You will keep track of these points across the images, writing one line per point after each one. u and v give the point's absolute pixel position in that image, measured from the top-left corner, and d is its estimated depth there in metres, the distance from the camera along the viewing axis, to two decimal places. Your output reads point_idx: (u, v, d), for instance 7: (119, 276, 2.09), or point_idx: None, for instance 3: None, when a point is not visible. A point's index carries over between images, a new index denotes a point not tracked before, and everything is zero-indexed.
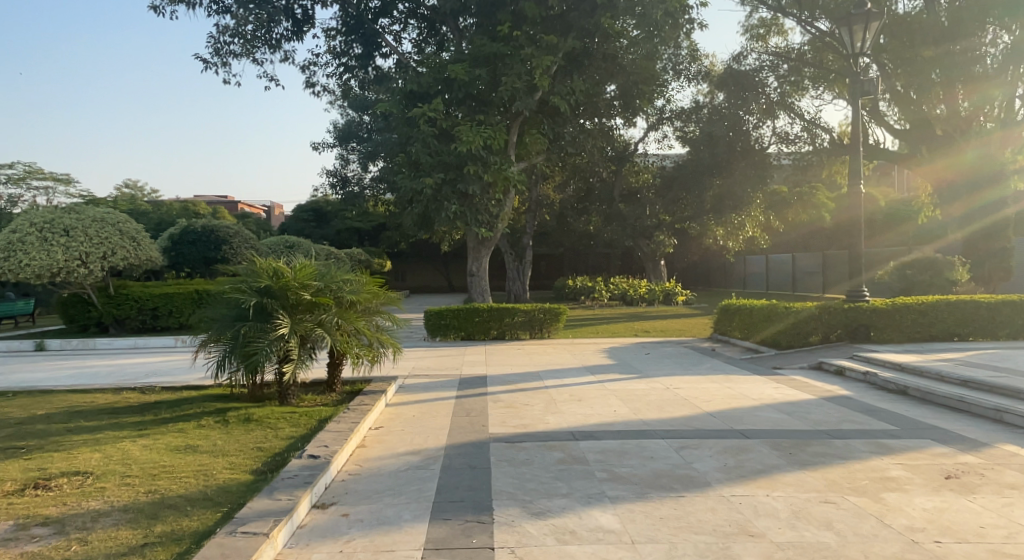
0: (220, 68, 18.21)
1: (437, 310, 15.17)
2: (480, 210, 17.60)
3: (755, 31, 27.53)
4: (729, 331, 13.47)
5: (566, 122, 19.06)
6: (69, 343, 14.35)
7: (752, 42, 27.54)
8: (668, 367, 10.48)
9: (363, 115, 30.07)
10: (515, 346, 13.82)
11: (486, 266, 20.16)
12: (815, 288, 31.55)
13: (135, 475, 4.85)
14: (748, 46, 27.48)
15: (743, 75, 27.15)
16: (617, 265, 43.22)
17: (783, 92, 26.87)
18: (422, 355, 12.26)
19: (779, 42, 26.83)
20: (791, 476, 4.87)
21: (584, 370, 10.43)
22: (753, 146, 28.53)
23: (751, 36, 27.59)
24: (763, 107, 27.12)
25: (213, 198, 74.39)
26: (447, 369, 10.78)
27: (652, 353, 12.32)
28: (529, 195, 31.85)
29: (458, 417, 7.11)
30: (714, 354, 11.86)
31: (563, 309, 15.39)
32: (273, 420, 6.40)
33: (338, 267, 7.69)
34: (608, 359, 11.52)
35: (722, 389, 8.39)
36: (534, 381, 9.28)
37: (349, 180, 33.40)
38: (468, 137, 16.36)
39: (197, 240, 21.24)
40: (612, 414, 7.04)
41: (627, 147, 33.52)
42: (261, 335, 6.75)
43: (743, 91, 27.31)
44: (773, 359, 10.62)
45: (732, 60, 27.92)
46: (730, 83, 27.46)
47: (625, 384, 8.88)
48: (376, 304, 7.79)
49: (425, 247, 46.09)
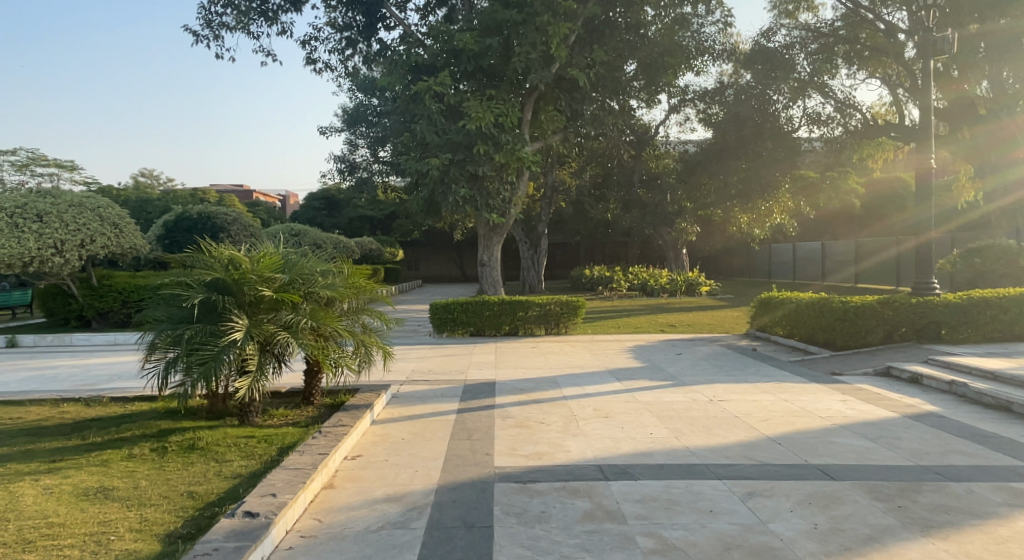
0: (211, 41, 16.92)
1: (443, 302, 13.80)
2: (491, 195, 16.14)
3: (784, 7, 25.68)
4: (771, 328, 12.02)
5: (586, 97, 17.60)
6: (44, 338, 13.17)
7: (781, 18, 25.69)
8: (706, 371, 9.04)
9: (372, 97, 28.74)
10: (529, 343, 12.46)
11: (498, 255, 18.72)
12: (846, 277, 29.95)
13: (4, 542, 3.54)
14: (777, 22, 25.65)
15: (772, 53, 25.19)
16: (636, 254, 41.75)
17: (814, 70, 24.73)
18: (425, 355, 10.91)
19: (811, 17, 25.08)
20: (914, 550, 3.47)
21: (608, 375, 9.02)
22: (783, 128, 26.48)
23: (780, 12, 25.71)
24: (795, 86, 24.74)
25: (227, 187, 73.78)
26: (451, 371, 9.41)
27: (684, 352, 10.87)
28: (544, 180, 30.43)
29: (457, 440, 5.75)
30: (758, 355, 10.41)
31: (583, 302, 13.93)
32: (221, 450, 5.05)
33: (312, 258, 6.37)
34: (634, 360, 10.10)
35: (780, 403, 6.95)
36: (552, 390, 7.91)
37: (358, 165, 32.16)
38: (478, 112, 15.01)
39: (192, 227, 20.12)
40: (649, 439, 5.62)
41: (648, 131, 31.99)
42: (211, 340, 5.40)
43: (773, 70, 25.23)
44: (828, 362, 9.23)
45: (760, 36, 26.00)
46: (759, 61, 25.50)
47: (661, 394, 7.46)
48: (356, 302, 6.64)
49: (438, 235, 44.86)
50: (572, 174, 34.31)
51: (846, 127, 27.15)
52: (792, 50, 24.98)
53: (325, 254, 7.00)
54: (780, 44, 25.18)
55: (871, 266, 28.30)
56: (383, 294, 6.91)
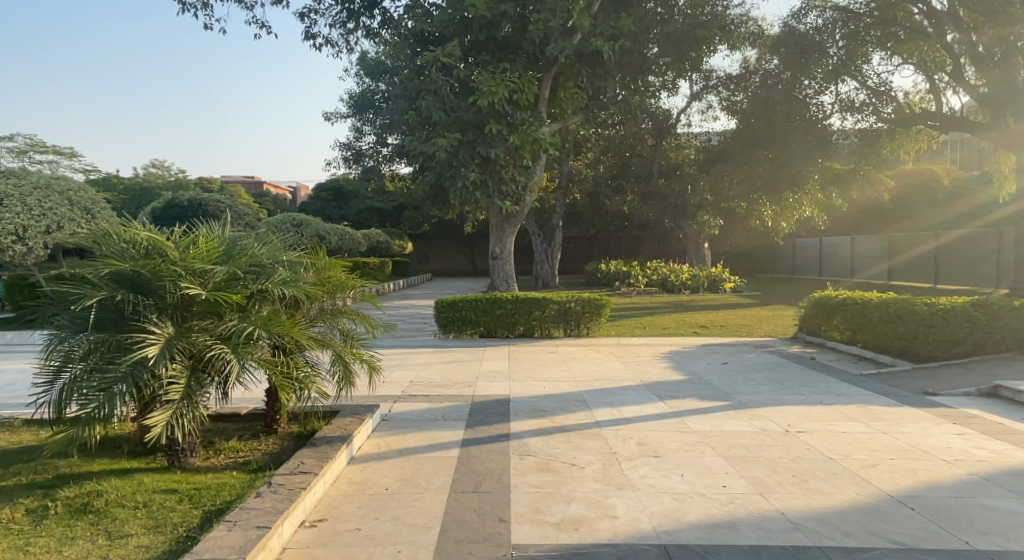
0: (200, 10, 15.40)
1: (449, 300, 12.29)
2: (504, 180, 14.57)
3: None
4: (834, 333, 10.69)
5: (609, 75, 16.00)
6: (2, 337, 11.73)
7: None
8: (765, 387, 7.47)
9: (380, 81, 27.25)
10: (548, 347, 10.93)
11: (510, 248, 17.16)
12: (878, 274, 28.32)
13: None
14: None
15: (801, 38, 22.64)
16: (654, 249, 40.18)
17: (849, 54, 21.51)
18: (426, 363, 9.37)
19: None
20: None
21: (645, 391, 7.45)
22: (814, 116, 23.97)
23: None
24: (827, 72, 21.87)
25: (237, 178, 72.86)
26: (456, 385, 7.86)
27: (730, 362, 9.28)
28: (560, 170, 28.81)
29: (462, 493, 4.21)
30: (819, 367, 8.84)
31: (607, 301, 12.36)
32: (123, 516, 3.54)
33: (269, 244, 4.80)
34: (672, 371, 8.53)
35: (880, 438, 5.39)
36: (582, 413, 6.36)
37: (364, 153, 30.59)
38: (490, 86, 13.44)
39: (181, 215, 18.93)
40: (724, 498, 4.07)
41: (668, 119, 30.21)
42: (118, 358, 3.87)
43: (805, 56, 22.70)
44: (912, 378, 7.75)
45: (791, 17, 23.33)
46: (788, 46, 22.78)
47: (722, 423, 5.89)
48: (324, 303, 5.17)
49: (448, 228, 43.48)
50: (588, 164, 32.70)
51: (884, 115, 24.99)
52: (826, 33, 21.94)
53: (290, 242, 5.46)
54: (813, 26, 22.41)
55: (907, 262, 26.66)
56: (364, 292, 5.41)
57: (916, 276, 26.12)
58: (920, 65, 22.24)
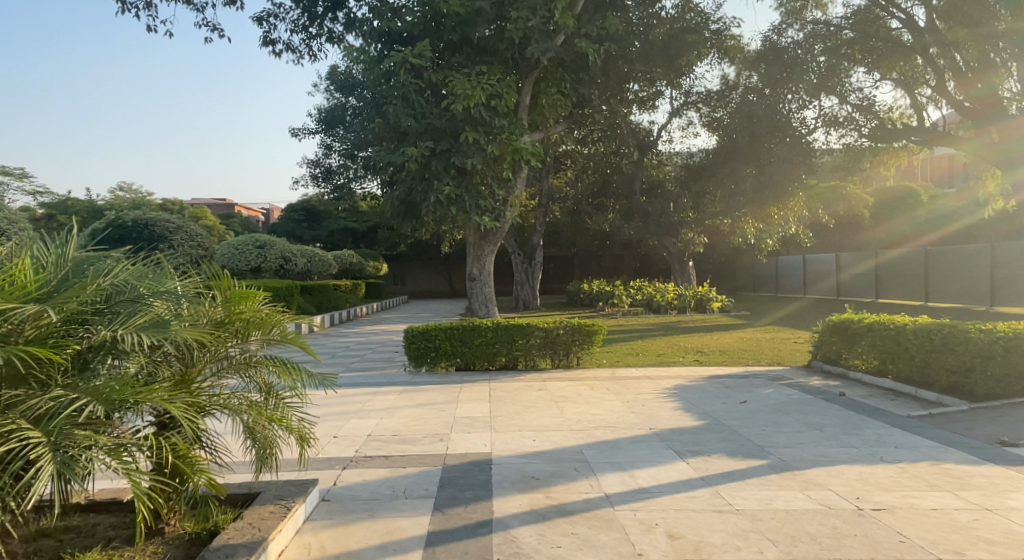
0: (139, 9, 13.81)
1: (421, 328, 10.82)
2: (482, 193, 13.18)
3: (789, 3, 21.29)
4: (858, 362, 9.48)
5: (593, 81, 14.80)
6: None
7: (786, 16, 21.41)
8: (805, 438, 6.09)
9: (350, 96, 25.79)
10: (533, 383, 9.49)
11: (490, 268, 15.75)
12: (864, 290, 27.37)
13: None
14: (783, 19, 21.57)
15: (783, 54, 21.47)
16: (635, 268, 39.08)
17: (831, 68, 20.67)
18: (391, 407, 7.89)
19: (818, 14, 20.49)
20: None
21: (660, 445, 6.05)
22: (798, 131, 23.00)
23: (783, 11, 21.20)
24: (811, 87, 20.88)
25: (207, 200, 70.82)
26: (425, 440, 6.38)
27: (749, 400, 7.91)
28: (539, 187, 27.51)
29: None
30: (853, 406, 7.54)
31: (599, 327, 10.97)
32: None
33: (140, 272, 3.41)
34: (686, 414, 7.15)
35: (989, 522, 4.05)
36: (587, 483, 4.94)
37: (333, 171, 29.01)
38: (465, 90, 12.10)
39: (122, 236, 18.04)
40: None
41: (648, 136, 29.15)
42: None
43: (782, 72, 21.48)
44: (972, 422, 6.49)
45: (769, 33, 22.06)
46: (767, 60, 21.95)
47: (771, 499, 4.49)
48: (225, 351, 3.79)
49: (423, 248, 42.04)
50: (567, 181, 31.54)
51: (864, 130, 24.15)
52: (808, 46, 20.98)
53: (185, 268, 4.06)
54: (793, 41, 21.34)
55: (894, 278, 25.62)
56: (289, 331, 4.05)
57: (904, 293, 25.14)
58: (902, 81, 21.39)
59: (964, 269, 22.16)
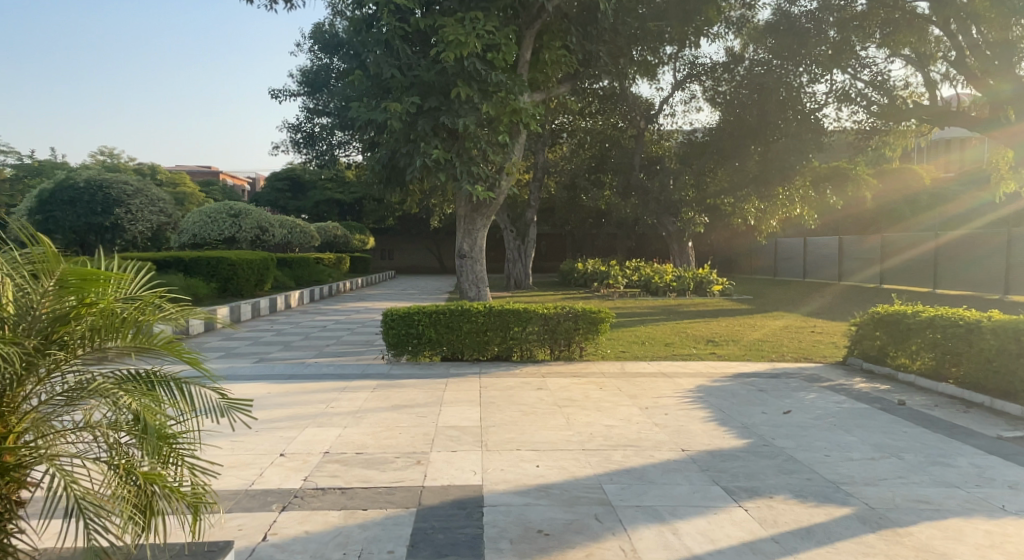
0: None
1: (401, 311, 9.37)
2: (475, 160, 11.63)
3: None
4: (911, 362, 8.13)
5: (601, 36, 13.29)
6: None
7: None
8: (887, 471, 4.73)
9: (334, 56, 24.06)
10: (530, 379, 8.10)
11: (482, 245, 14.25)
12: (870, 277, 25.98)
13: None
14: None
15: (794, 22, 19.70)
16: (630, 247, 37.67)
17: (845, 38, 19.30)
18: (361, 410, 6.48)
19: None
20: None
21: (700, 475, 4.69)
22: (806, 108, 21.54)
23: None
24: (825, 56, 19.48)
25: (193, 167, 68.44)
26: (398, 461, 5.00)
27: (793, 410, 6.53)
28: (533, 160, 25.88)
29: None
30: (925, 420, 6.18)
31: (607, 314, 9.54)
32: None
33: None
34: (723, 429, 5.78)
35: None
36: (614, 544, 3.56)
37: (315, 136, 27.32)
38: (456, 37, 10.56)
39: (75, 198, 16.74)
40: None
41: (649, 109, 27.14)
42: None
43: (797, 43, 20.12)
44: None
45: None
46: (783, 32, 19.98)
47: None
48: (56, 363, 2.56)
49: (411, 221, 40.41)
50: (561, 155, 29.92)
51: (874, 106, 22.37)
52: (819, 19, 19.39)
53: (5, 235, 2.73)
54: (805, 10, 19.70)
55: (900, 264, 24.30)
56: (164, 331, 2.77)
57: (912, 279, 23.80)
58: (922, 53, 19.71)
59: (978, 254, 20.68)
